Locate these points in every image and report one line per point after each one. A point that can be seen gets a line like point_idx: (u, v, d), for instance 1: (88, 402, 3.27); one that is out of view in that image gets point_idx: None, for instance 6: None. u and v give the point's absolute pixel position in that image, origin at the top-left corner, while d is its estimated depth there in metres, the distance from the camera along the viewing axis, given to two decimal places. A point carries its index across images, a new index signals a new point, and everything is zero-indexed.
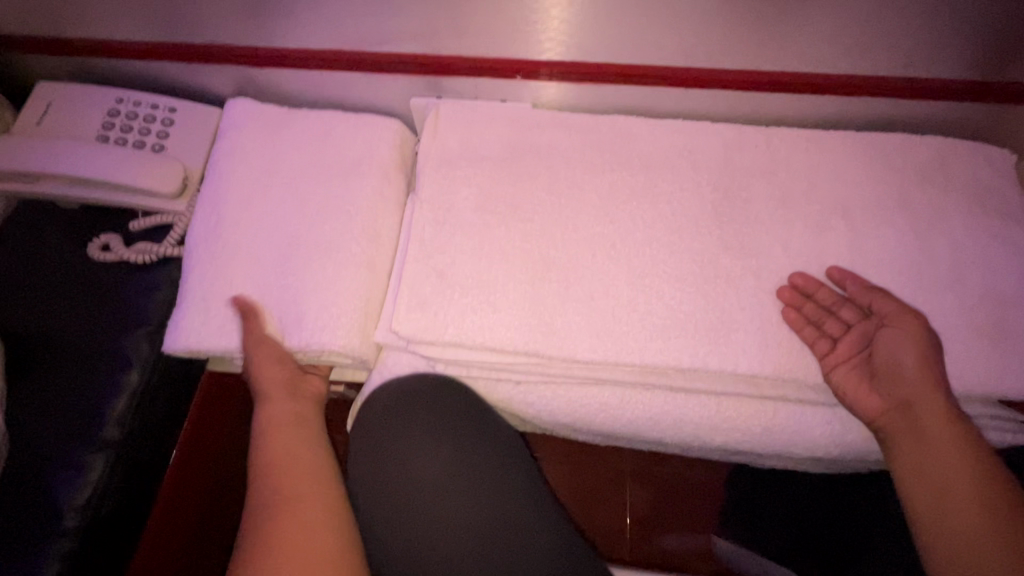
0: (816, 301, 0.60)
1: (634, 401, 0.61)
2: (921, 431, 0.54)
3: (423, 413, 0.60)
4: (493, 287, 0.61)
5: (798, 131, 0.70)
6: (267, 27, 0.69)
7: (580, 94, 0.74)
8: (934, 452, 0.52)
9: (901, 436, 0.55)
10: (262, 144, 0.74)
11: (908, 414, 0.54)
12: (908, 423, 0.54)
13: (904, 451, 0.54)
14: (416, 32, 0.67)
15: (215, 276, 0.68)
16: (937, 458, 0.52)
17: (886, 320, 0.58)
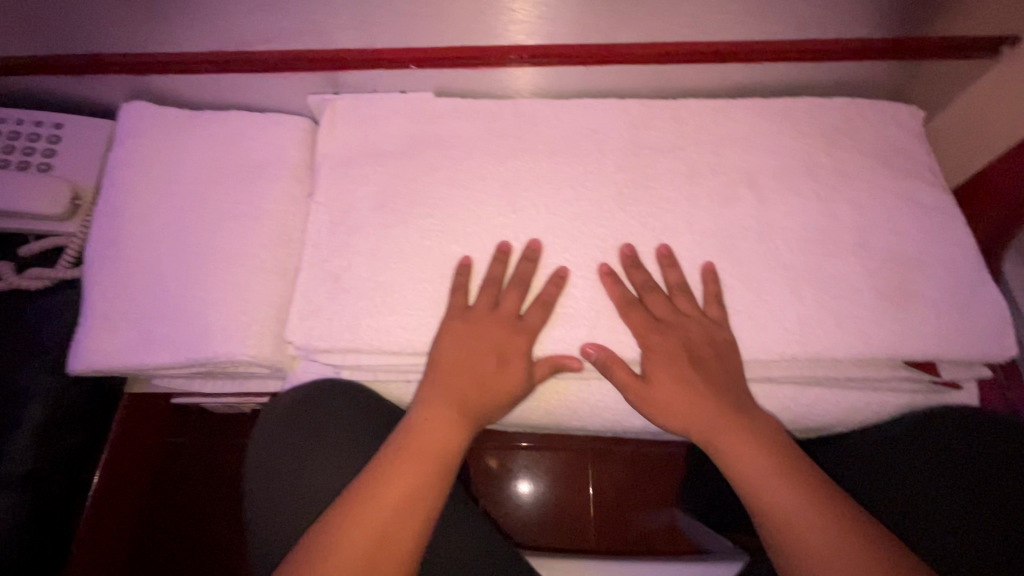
0: (646, 307, 0.58)
1: (548, 391, 0.61)
2: (771, 467, 0.51)
3: (322, 422, 0.58)
4: (394, 290, 0.59)
5: (707, 103, 0.68)
6: (139, 34, 0.65)
7: (487, 78, 0.71)
8: (785, 491, 0.50)
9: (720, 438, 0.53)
10: (162, 149, 0.69)
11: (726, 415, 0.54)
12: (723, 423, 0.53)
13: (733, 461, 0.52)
14: (296, 28, 0.63)
15: (113, 292, 0.63)
16: (787, 497, 0.49)
17: (675, 339, 0.57)
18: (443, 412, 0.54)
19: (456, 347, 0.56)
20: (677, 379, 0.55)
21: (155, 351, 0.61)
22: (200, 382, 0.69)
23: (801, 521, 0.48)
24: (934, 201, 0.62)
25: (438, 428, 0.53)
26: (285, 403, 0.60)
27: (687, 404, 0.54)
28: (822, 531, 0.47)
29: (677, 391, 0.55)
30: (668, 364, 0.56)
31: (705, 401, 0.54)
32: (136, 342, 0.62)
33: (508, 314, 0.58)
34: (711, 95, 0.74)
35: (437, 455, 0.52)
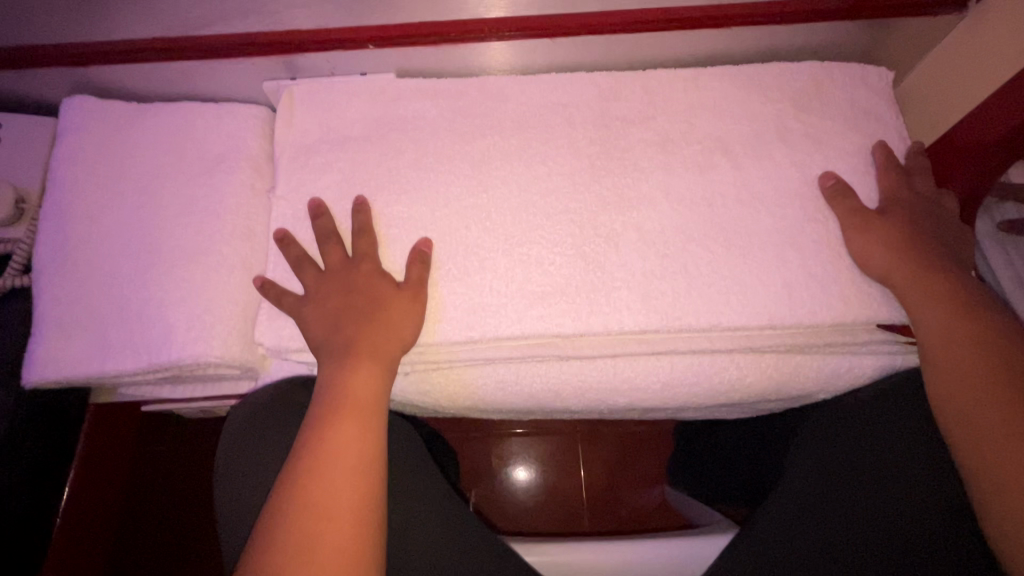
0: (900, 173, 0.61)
1: (528, 374, 0.59)
2: (948, 320, 0.53)
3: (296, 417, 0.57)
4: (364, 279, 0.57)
5: (676, 72, 0.67)
6: (73, 21, 0.61)
7: (447, 57, 0.68)
8: (965, 348, 0.51)
9: (907, 287, 0.55)
10: (110, 144, 0.66)
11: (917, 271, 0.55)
12: (915, 272, 0.55)
13: (917, 315, 0.54)
14: (243, 9, 0.60)
15: (65, 297, 0.60)
16: (980, 376, 0.49)
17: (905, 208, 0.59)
18: (365, 365, 0.52)
19: (319, 316, 0.55)
20: (893, 245, 0.57)
21: (116, 356, 0.58)
22: (169, 388, 0.66)
23: (970, 368, 0.50)
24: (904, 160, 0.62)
25: (358, 382, 0.51)
26: (255, 400, 0.57)
27: (890, 266, 0.56)
28: (1005, 391, 0.48)
29: (883, 242, 0.57)
30: (886, 232, 0.57)
31: (902, 262, 0.56)
32: (95, 349, 0.58)
33: (340, 262, 0.57)
34: (679, 66, 0.73)
35: (364, 410, 0.50)
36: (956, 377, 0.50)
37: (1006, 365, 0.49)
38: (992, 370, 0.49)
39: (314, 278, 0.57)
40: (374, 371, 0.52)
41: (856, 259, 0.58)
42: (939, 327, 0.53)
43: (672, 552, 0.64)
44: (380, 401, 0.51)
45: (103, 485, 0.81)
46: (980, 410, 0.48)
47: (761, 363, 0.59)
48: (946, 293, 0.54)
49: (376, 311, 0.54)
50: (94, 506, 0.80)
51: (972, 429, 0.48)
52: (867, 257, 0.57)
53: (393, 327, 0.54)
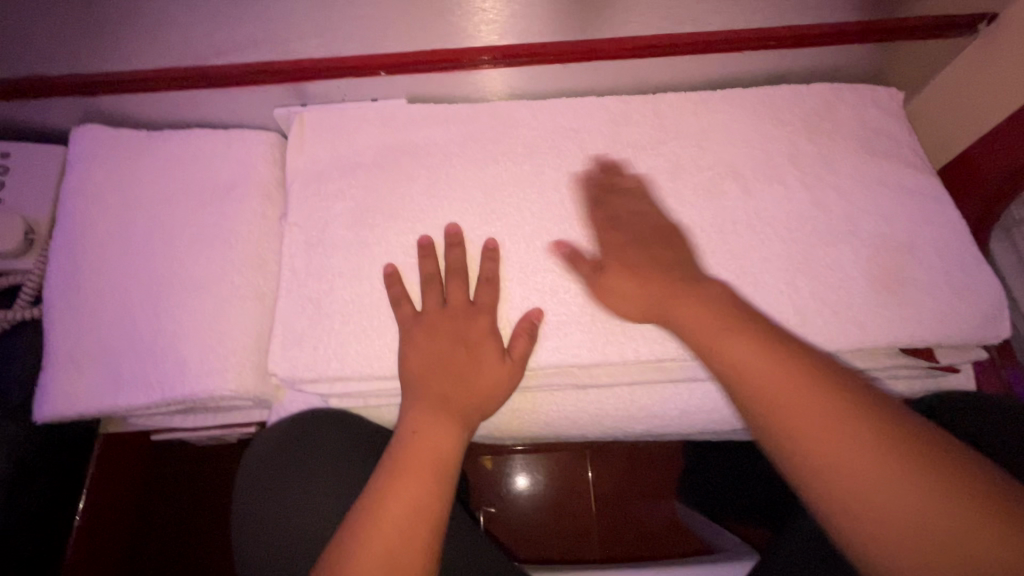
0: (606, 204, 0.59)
1: (545, 403, 0.59)
2: (795, 387, 0.41)
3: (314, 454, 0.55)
4: (378, 310, 0.57)
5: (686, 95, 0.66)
6: (84, 52, 0.60)
7: (457, 83, 0.68)
8: (857, 425, 0.38)
9: (713, 343, 0.46)
10: (121, 173, 0.65)
11: (731, 322, 0.47)
12: (708, 319, 0.48)
13: (738, 387, 0.43)
14: (255, 39, 0.60)
15: (77, 330, 0.59)
16: (851, 456, 0.37)
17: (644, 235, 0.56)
18: (444, 419, 0.51)
19: (421, 347, 0.54)
20: (633, 282, 0.54)
21: (129, 390, 0.57)
22: (181, 419, 0.65)
23: (841, 453, 0.38)
24: (919, 182, 0.62)
25: (435, 431, 0.50)
26: (272, 437, 0.56)
27: (643, 302, 0.53)
28: (937, 482, 0.35)
29: (625, 283, 0.54)
30: (664, 287, 0.52)
31: (713, 315, 0.48)
32: (106, 383, 0.58)
33: (451, 300, 0.56)
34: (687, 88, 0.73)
35: (442, 453, 0.49)
36: (802, 443, 0.39)
37: (916, 445, 0.37)
38: (905, 452, 0.37)
39: (404, 315, 0.55)
40: (457, 427, 0.51)
41: (681, 330, 0.50)
42: (756, 383, 0.42)
43: None
44: (454, 461, 0.49)
45: (115, 513, 0.80)
46: (910, 512, 0.35)
47: None
48: (761, 352, 0.44)
49: (478, 368, 0.53)
50: (107, 534, 0.79)
51: (877, 541, 0.35)
52: (688, 328, 0.49)
53: (483, 390, 0.53)
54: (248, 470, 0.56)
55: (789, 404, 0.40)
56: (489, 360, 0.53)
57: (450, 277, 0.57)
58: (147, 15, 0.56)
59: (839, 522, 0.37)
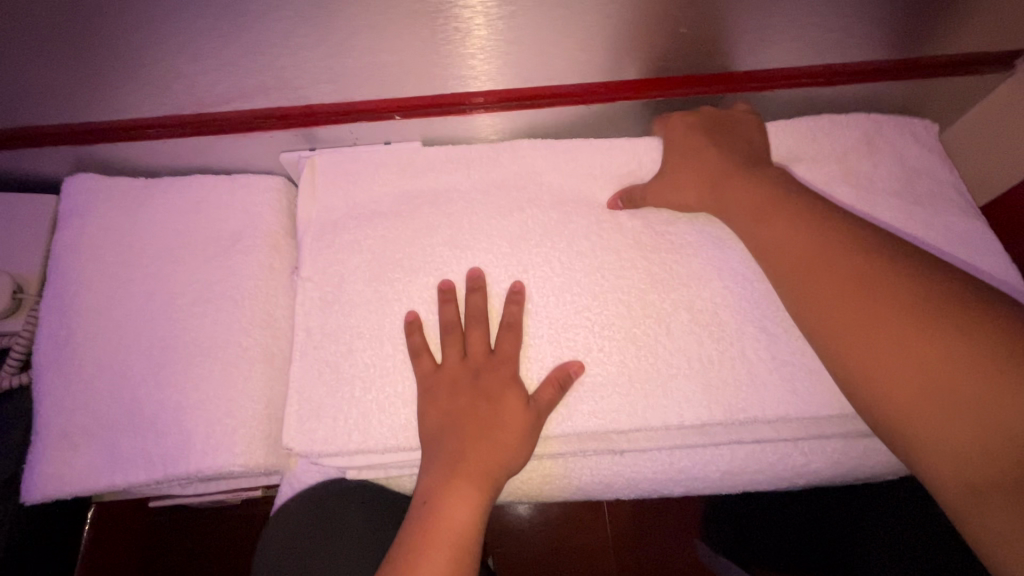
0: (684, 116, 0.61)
1: (580, 467, 0.55)
2: (838, 277, 0.45)
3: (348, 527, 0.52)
4: (399, 374, 0.53)
5: (723, 114, 0.60)
6: (81, 102, 0.57)
7: (477, 124, 0.65)
8: (902, 310, 0.42)
9: (767, 219, 0.51)
10: (118, 226, 0.61)
11: (772, 202, 0.51)
12: (760, 203, 0.52)
13: (790, 276, 0.49)
14: (263, 85, 0.56)
15: (71, 404, 0.55)
16: (891, 344, 0.41)
17: (730, 160, 0.56)
18: (461, 486, 0.46)
19: (439, 406, 0.50)
20: (691, 176, 0.57)
21: (128, 467, 0.53)
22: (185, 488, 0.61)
23: (884, 337, 0.42)
24: (963, 225, 0.60)
25: (451, 503, 0.45)
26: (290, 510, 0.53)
27: (703, 199, 0.57)
28: (977, 360, 0.38)
29: (688, 180, 0.57)
30: (746, 196, 0.53)
31: (816, 228, 0.48)
32: (103, 458, 0.53)
33: (474, 352, 0.52)
34: None
35: (458, 535, 0.44)
36: (853, 332, 0.44)
37: (960, 326, 0.40)
38: (946, 334, 0.40)
39: (426, 368, 0.52)
40: (474, 496, 0.46)
41: (756, 239, 0.52)
42: (832, 303, 0.45)
43: None
44: (473, 535, 0.45)
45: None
46: (954, 386, 0.38)
47: (827, 449, 0.55)
48: (833, 258, 0.46)
49: (499, 422, 0.49)
50: None
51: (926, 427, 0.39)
52: (764, 240, 0.51)
53: (501, 448, 0.48)
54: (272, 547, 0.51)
55: (862, 310, 0.43)
56: (506, 414, 0.49)
57: (477, 325, 0.53)
58: (149, 65, 0.52)
59: (898, 424, 0.40)
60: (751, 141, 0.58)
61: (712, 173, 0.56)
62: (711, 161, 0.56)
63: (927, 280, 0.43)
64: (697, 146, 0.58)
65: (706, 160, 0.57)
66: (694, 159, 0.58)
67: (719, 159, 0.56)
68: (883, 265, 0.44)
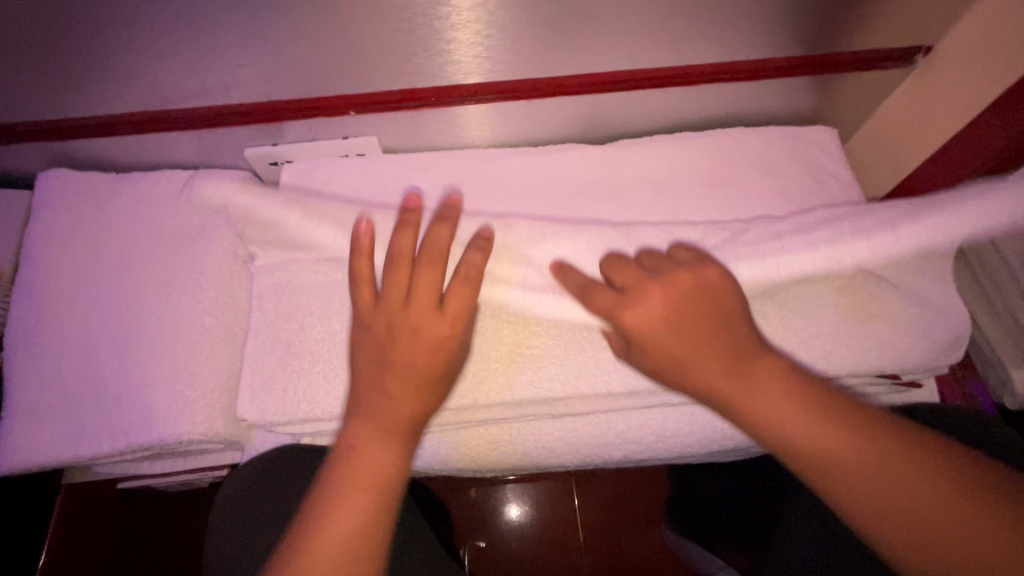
0: (611, 277, 0.52)
1: (523, 434, 0.59)
2: (816, 423, 0.41)
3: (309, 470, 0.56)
4: (347, 349, 0.57)
5: (661, 261, 0.51)
6: (54, 100, 0.61)
7: (462, 124, 0.73)
8: (903, 475, 0.38)
9: (739, 396, 0.43)
10: (88, 216, 0.65)
11: (739, 371, 0.44)
12: (734, 380, 0.43)
13: (771, 437, 0.42)
14: (225, 84, 0.61)
15: (39, 380, 0.58)
16: (910, 511, 0.37)
17: (700, 326, 0.46)
18: (382, 428, 0.46)
19: (365, 346, 0.49)
20: (654, 324, 0.46)
21: (92, 438, 0.57)
22: (149, 464, 0.64)
23: (895, 507, 0.37)
24: None
25: (369, 456, 0.44)
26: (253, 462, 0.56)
27: (660, 351, 0.46)
28: (991, 523, 0.35)
29: (653, 328, 0.46)
30: (711, 356, 0.44)
31: (802, 418, 0.41)
32: (68, 430, 0.57)
33: (401, 251, 0.51)
34: (650, 125, 0.77)
35: (379, 477, 0.44)
36: (864, 497, 0.38)
37: (973, 492, 0.37)
38: (960, 500, 0.36)
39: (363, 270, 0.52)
40: (394, 441, 0.46)
41: (712, 399, 0.44)
42: (836, 464, 0.39)
43: None
44: (393, 477, 0.45)
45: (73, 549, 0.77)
46: (971, 545, 0.35)
47: None
48: (817, 428, 0.40)
49: (415, 324, 0.48)
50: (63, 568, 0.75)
51: None
52: (736, 406, 0.43)
53: (416, 350, 0.47)
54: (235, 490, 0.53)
55: (867, 479, 0.38)
56: (426, 341, 0.48)
57: (404, 228, 0.52)
58: (117, 64, 0.57)
59: None
60: (726, 317, 0.46)
61: (676, 330, 0.46)
62: (672, 330, 0.46)
63: (908, 435, 0.40)
64: (658, 292, 0.48)
65: (668, 312, 0.47)
66: (663, 311, 0.46)
67: (681, 321, 0.46)
68: (867, 433, 0.40)
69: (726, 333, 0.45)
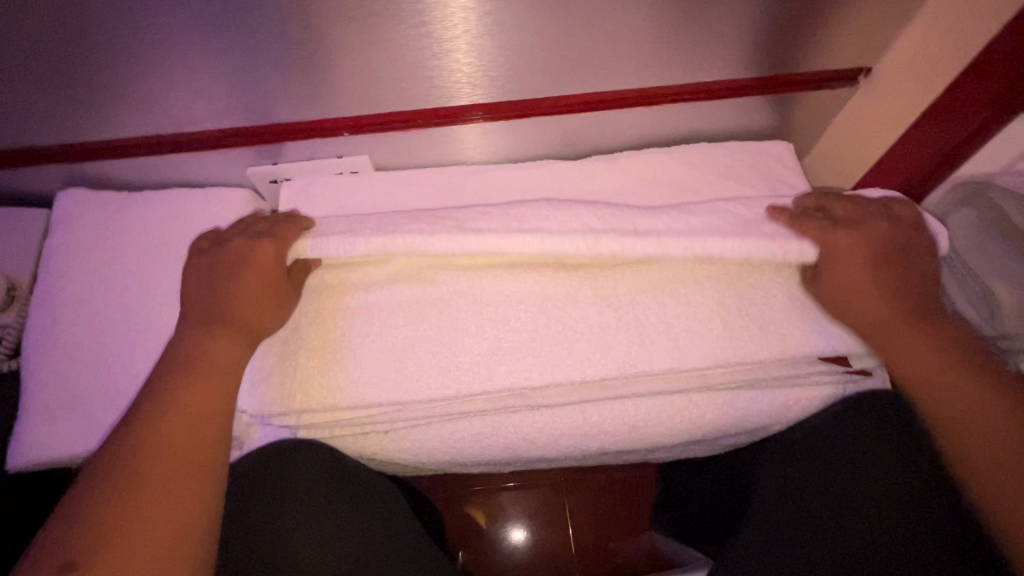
0: (831, 212, 0.66)
1: (504, 426, 0.63)
2: (932, 348, 0.57)
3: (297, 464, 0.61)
4: (342, 347, 0.63)
5: (815, 220, 0.65)
6: (74, 125, 0.67)
7: (465, 140, 0.78)
8: (971, 391, 0.54)
9: (891, 323, 0.59)
10: (101, 230, 0.70)
11: (913, 315, 0.59)
12: (891, 319, 0.59)
13: (900, 369, 0.58)
14: (229, 109, 0.67)
15: (56, 380, 0.63)
16: (975, 413, 0.53)
17: (885, 270, 0.61)
18: (208, 404, 0.51)
19: (197, 277, 0.62)
20: (857, 275, 0.61)
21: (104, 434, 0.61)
22: None
23: (964, 407, 0.54)
24: None
25: (226, 351, 0.56)
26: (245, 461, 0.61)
27: (879, 317, 0.60)
28: (1003, 424, 0.51)
29: (846, 276, 0.62)
30: (872, 293, 0.61)
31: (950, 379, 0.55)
32: (80, 426, 0.61)
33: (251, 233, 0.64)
34: (626, 142, 0.83)
35: (201, 420, 0.50)
36: (939, 403, 0.55)
37: (1010, 408, 0.52)
38: (996, 415, 0.52)
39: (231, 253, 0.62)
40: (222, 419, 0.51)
41: (879, 352, 0.60)
42: (935, 373, 0.56)
43: None
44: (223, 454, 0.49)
45: None
46: (986, 447, 0.51)
47: (717, 401, 0.64)
48: (939, 349, 0.57)
49: (241, 279, 0.60)
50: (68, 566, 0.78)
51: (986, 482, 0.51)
52: (883, 350, 0.60)
53: (250, 302, 0.60)
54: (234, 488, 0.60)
55: (962, 389, 0.54)
56: (250, 290, 0.60)
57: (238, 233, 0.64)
58: (132, 91, 0.63)
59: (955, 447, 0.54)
60: (899, 264, 0.62)
61: (874, 262, 0.61)
62: (867, 259, 0.62)
63: (959, 371, 0.55)
64: (851, 243, 0.63)
65: (850, 261, 0.62)
66: (851, 261, 0.62)
67: (865, 254, 0.62)
68: (970, 367, 0.55)
69: (904, 283, 0.61)
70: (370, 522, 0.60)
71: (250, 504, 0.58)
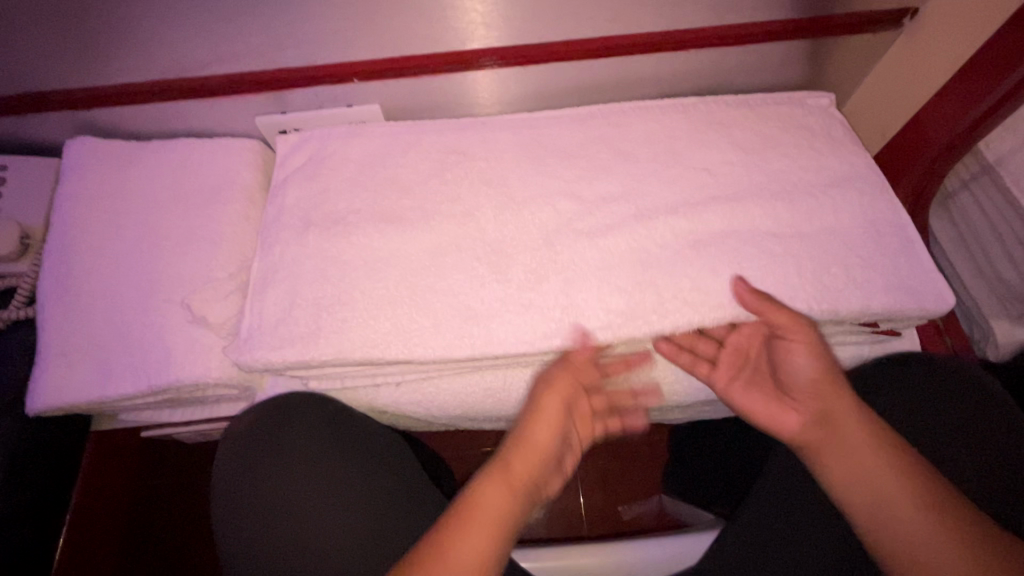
0: None
1: (516, 380, 0.62)
2: (855, 446, 0.50)
3: (295, 424, 0.60)
4: (353, 298, 0.62)
5: None
6: (78, 69, 0.65)
7: (472, 86, 0.75)
8: (859, 469, 0.49)
9: (820, 443, 0.52)
10: (110, 181, 0.70)
11: (824, 421, 0.52)
12: (824, 430, 0.52)
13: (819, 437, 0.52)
14: (237, 51, 0.65)
15: (69, 328, 0.63)
16: (914, 523, 0.46)
17: None
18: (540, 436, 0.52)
19: None
20: None
21: (117, 380, 0.62)
22: (169, 412, 0.69)
23: (861, 471, 0.49)
24: (850, 164, 0.68)
25: None
26: (230, 437, 0.61)
27: None
28: (927, 528, 0.45)
29: None
30: None
31: (885, 479, 0.48)
32: (96, 374, 0.62)
33: None
34: (644, 94, 0.79)
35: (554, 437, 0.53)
36: (852, 488, 0.49)
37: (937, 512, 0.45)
38: (916, 511, 0.46)
39: None
40: (516, 489, 0.49)
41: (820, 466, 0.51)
42: (867, 478, 0.48)
43: (669, 551, 0.66)
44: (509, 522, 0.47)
45: (106, 495, 0.83)
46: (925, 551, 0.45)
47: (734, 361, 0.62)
48: (868, 460, 0.49)
49: None
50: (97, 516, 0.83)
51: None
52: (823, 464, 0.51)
53: None
54: (235, 435, 0.61)
55: (873, 477, 0.48)
56: None
57: None
58: (137, 31, 0.61)
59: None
60: None
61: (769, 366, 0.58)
62: None
63: (873, 454, 0.49)
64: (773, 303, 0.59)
65: None
66: None
67: None
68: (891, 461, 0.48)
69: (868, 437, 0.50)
70: (367, 495, 0.58)
71: (234, 487, 0.58)
